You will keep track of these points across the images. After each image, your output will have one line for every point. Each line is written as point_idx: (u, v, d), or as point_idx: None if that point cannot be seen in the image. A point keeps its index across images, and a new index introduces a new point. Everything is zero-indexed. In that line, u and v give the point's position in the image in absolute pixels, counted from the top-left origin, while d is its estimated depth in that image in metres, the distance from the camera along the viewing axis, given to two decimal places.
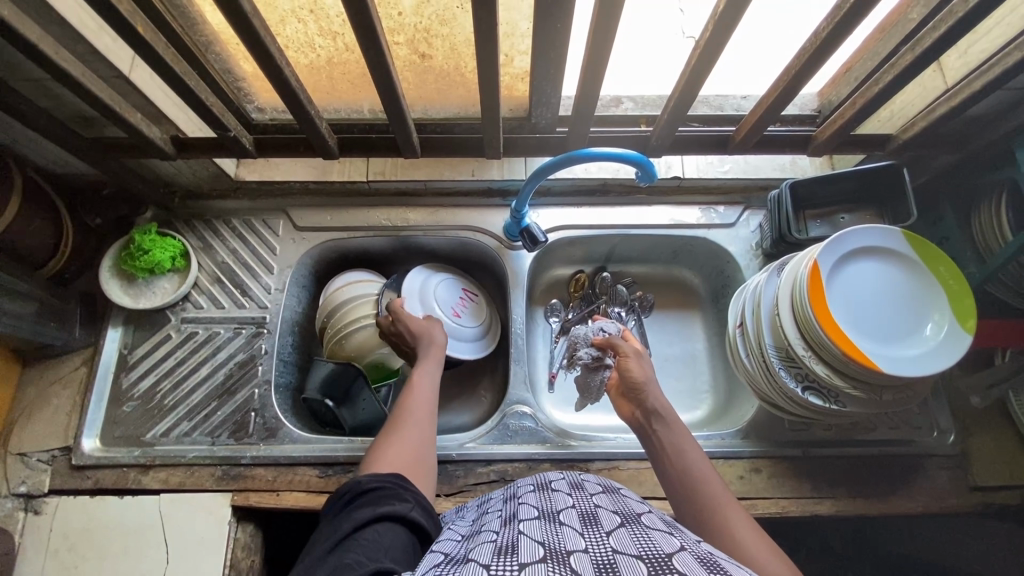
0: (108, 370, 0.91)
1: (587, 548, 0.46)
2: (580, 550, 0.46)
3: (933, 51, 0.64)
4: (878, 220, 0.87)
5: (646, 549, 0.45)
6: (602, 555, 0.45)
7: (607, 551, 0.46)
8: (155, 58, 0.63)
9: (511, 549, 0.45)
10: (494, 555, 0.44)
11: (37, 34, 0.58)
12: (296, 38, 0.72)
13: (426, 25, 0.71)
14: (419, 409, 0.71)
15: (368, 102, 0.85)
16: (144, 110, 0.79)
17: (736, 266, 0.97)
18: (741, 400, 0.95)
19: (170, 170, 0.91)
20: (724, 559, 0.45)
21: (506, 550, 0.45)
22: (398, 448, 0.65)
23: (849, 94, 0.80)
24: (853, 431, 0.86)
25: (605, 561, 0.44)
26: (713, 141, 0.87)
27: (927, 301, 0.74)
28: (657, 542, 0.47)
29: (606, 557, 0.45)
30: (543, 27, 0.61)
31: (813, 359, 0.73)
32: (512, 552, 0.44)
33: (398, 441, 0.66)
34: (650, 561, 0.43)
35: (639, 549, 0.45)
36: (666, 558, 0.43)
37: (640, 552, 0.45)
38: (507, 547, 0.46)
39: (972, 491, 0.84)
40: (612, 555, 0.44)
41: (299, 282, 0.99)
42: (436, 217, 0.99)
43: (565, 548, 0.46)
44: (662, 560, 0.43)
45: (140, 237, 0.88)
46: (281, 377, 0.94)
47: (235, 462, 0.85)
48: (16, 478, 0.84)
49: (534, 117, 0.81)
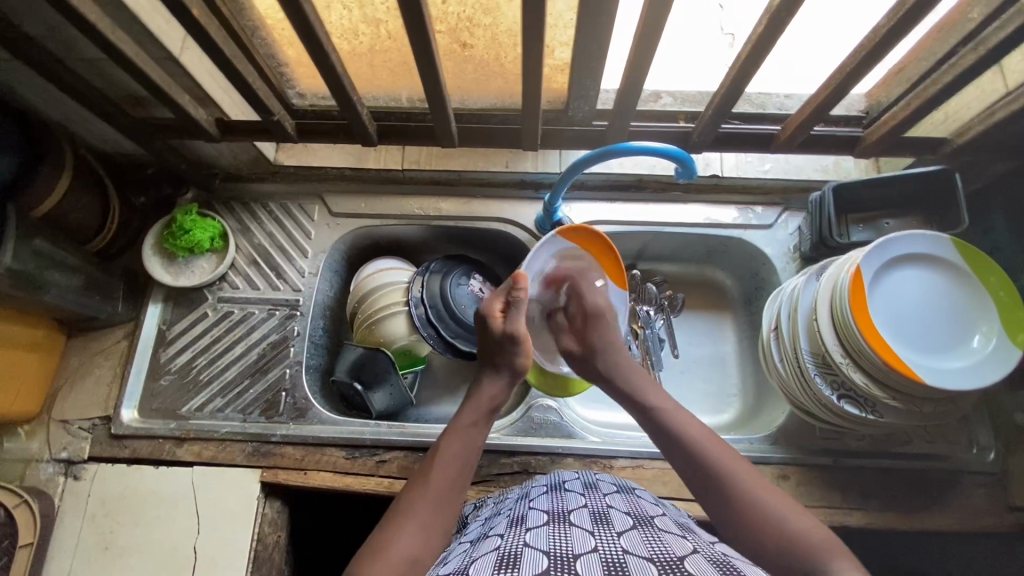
0: (147, 344, 0.94)
1: (596, 549, 0.47)
2: (590, 551, 0.47)
3: (1000, 52, 0.61)
4: (925, 226, 0.84)
5: (657, 552, 0.47)
6: (612, 555, 0.47)
7: (617, 551, 0.47)
8: (208, 41, 0.65)
9: (513, 562, 0.46)
10: (493, 570, 0.45)
11: (97, 15, 0.60)
12: (340, 24, 0.72)
13: (469, 14, 0.71)
14: (442, 490, 0.59)
15: (407, 90, 0.85)
16: (192, 92, 0.80)
17: (773, 269, 0.96)
18: (770, 406, 0.93)
19: (212, 152, 0.93)
20: (737, 562, 0.47)
21: (507, 563, 0.46)
22: (401, 548, 0.53)
23: (900, 96, 0.77)
24: (887, 442, 0.84)
25: (614, 561, 0.45)
26: (755, 140, 0.85)
27: (976, 312, 0.72)
28: (668, 545, 0.48)
29: (616, 557, 0.46)
30: (588, 19, 0.60)
31: (850, 366, 0.71)
32: (513, 566, 0.45)
33: (418, 506, 0.57)
34: (660, 564, 0.45)
35: (649, 551, 0.47)
36: (676, 561, 0.45)
37: (651, 554, 0.47)
38: (510, 558, 0.47)
39: (1010, 510, 0.81)
40: (623, 556, 0.46)
41: (332, 268, 1.01)
42: (468, 208, 0.99)
43: (573, 552, 0.47)
44: (673, 562, 0.45)
45: (182, 216, 0.91)
46: (312, 358, 0.95)
47: (265, 439, 0.87)
48: (59, 444, 0.88)
49: (571, 110, 0.80)
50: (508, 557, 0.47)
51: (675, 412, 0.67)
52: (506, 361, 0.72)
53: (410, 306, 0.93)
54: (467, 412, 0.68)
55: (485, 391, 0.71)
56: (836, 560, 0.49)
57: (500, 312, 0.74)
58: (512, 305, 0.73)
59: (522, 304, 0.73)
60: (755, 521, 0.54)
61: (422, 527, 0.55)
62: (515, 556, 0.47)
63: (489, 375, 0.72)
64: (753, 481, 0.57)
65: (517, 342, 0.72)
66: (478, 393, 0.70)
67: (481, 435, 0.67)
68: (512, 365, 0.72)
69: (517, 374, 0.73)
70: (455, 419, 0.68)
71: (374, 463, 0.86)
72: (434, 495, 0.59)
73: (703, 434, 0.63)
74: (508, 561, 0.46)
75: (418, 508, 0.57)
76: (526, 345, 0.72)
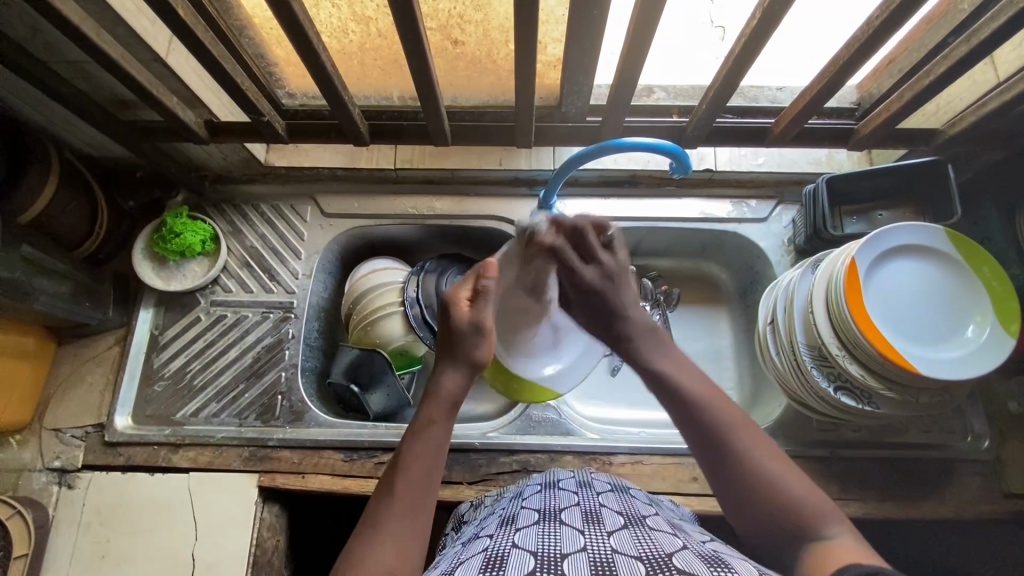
0: (140, 350, 0.93)
1: (585, 548, 0.47)
2: (579, 550, 0.47)
3: (992, 43, 0.61)
4: (918, 218, 0.84)
5: (646, 550, 0.47)
6: (601, 554, 0.46)
7: (607, 550, 0.47)
8: (195, 42, 0.63)
9: (499, 564, 0.46)
10: (478, 573, 0.45)
11: (80, 16, 0.59)
12: (329, 22, 0.71)
13: (460, 10, 0.70)
14: (412, 492, 0.56)
15: (397, 89, 0.84)
16: (179, 93, 0.79)
17: (767, 262, 0.96)
18: (767, 398, 0.94)
19: (201, 154, 0.92)
20: (726, 557, 0.47)
21: (494, 565, 0.46)
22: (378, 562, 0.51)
23: (892, 88, 0.77)
24: (883, 433, 0.84)
25: (602, 560, 0.45)
26: (750, 133, 0.85)
27: (967, 301, 0.73)
28: (657, 543, 0.48)
29: (604, 557, 0.46)
30: (580, 14, 0.59)
31: (846, 358, 0.71)
32: (499, 569, 0.45)
33: (392, 514, 0.55)
34: (648, 561, 0.45)
35: (638, 550, 0.47)
36: (664, 559, 0.45)
37: (639, 553, 0.47)
38: (497, 560, 0.47)
39: (1004, 498, 0.82)
40: (611, 555, 0.46)
41: (326, 268, 1.00)
42: (462, 206, 0.99)
43: (561, 551, 0.47)
44: (661, 560, 0.45)
45: (173, 220, 0.90)
46: (307, 361, 0.94)
47: (261, 444, 0.87)
48: (52, 453, 0.87)
49: (564, 106, 0.80)
50: (494, 559, 0.47)
51: (683, 369, 0.61)
52: (465, 353, 0.64)
53: (405, 306, 0.92)
54: (428, 411, 0.62)
55: (445, 385, 0.64)
56: (831, 526, 0.49)
57: (466, 303, 0.66)
58: (478, 293, 0.65)
59: (491, 291, 0.65)
60: (759, 489, 0.52)
61: (395, 546, 0.52)
62: (502, 557, 0.47)
63: (446, 367, 0.64)
64: (754, 440, 0.55)
65: (483, 332, 0.64)
66: (438, 385, 0.64)
67: (448, 430, 0.62)
68: (471, 359, 0.64)
69: (477, 369, 0.64)
70: (415, 416, 0.62)
71: (373, 465, 0.85)
72: (404, 501, 0.56)
73: (709, 391, 0.59)
74: (494, 564, 0.46)
75: (388, 518, 0.54)
76: (489, 338, 0.65)
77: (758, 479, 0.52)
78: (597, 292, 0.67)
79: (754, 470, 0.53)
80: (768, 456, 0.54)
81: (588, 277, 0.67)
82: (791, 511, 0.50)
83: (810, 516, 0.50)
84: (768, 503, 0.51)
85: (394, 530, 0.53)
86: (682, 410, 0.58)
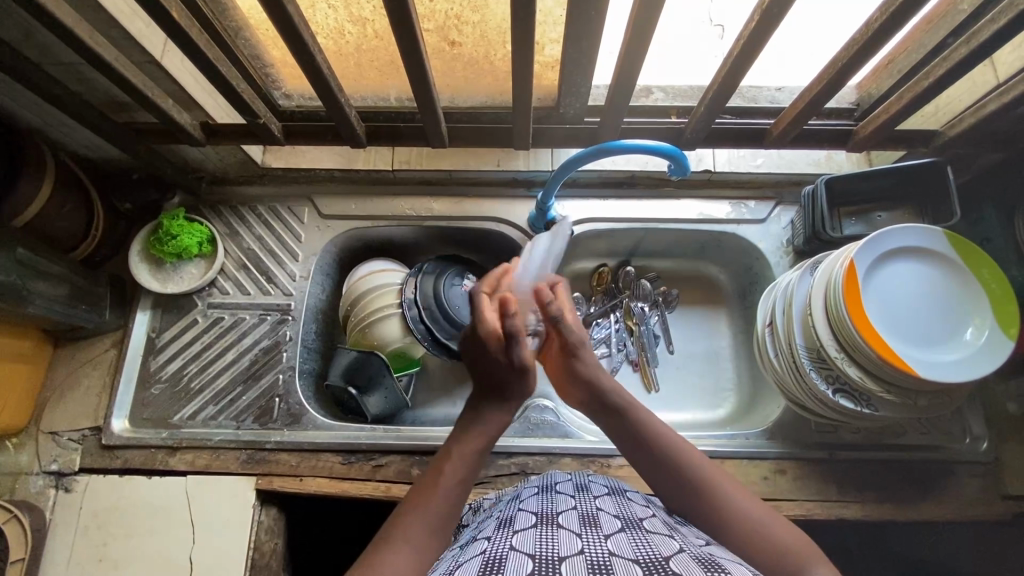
0: (137, 353, 0.93)
1: (582, 551, 0.47)
2: (576, 553, 0.47)
3: (992, 45, 0.61)
4: (917, 219, 0.84)
5: (642, 553, 0.47)
6: (598, 556, 0.46)
7: (603, 552, 0.47)
8: (190, 44, 0.63)
9: (497, 566, 0.45)
10: None
11: (73, 18, 0.59)
12: (325, 23, 0.71)
13: (457, 11, 0.70)
14: (446, 510, 0.54)
15: (395, 90, 0.84)
16: (174, 95, 0.79)
17: (766, 263, 0.96)
18: (766, 400, 0.93)
19: (198, 156, 0.91)
20: (722, 560, 0.47)
21: (492, 567, 0.45)
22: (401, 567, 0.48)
23: (892, 89, 0.76)
24: (882, 434, 0.85)
25: (600, 563, 0.45)
26: (749, 134, 0.85)
27: (967, 304, 0.72)
28: (654, 546, 0.48)
29: (602, 560, 0.46)
30: (578, 15, 0.59)
31: (845, 360, 0.71)
32: (497, 571, 0.45)
33: (422, 521, 0.53)
34: (645, 564, 0.45)
35: (635, 553, 0.47)
36: (662, 562, 0.45)
37: (637, 556, 0.46)
38: (494, 562, 0.46)
39: (1003, 499, 0.82)
40: (609, 557, 0.46)
41: (323, 270, 0.99)
42: (461, 207, 0.98)
43: (559, 554, 0.47)
44: (658, 563, 0.45)
45: (169, 222, 0.89)
46: (305, 363, 0.94)
47: (259, 447, 0.86)
48: (49, 456, 0.87)
49: (562, 107, 0.79)
50: (492, 562, 0.46)
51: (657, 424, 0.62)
52: (502, 387, 0.63)
53: (404, 308, 0.91)
54: (464, 436, 0.60)
55: (486, 416, 0.62)
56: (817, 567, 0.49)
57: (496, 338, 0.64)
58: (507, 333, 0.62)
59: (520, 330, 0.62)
60: (741, 536, 0.53)
61: (419, 558, 0.50)
62: (500, 560, 0.47)
63: (487, 402, 0.63)
64: (732, 487, 0.56)
65: (527, 373, 0.63)
66: (481, 414, 0.62)
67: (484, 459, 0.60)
68: (511, 396, 0.64)
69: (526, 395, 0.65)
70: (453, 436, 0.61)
71: (371, 467, 0.85)
72: (435, 515, 0.53)
73: (686, 446, 0.60)
74: (493, 565, 0.46)
75: (418, 526, 0.52)
76: (531, 376, 0.64)
77: (744, 526, 0.53)
78: (586, 369, 0.68)
79: (736, 519, 0.53)
80: (749, 504, 0.55)
81: (577, 338, 0.68)
82: (778, 552, 0.51)
83: (798, 558, 0.50)
84: (754, 545, 0.52)
85: (419, 542, 0.51)
86: (657, 465, 0.59)
